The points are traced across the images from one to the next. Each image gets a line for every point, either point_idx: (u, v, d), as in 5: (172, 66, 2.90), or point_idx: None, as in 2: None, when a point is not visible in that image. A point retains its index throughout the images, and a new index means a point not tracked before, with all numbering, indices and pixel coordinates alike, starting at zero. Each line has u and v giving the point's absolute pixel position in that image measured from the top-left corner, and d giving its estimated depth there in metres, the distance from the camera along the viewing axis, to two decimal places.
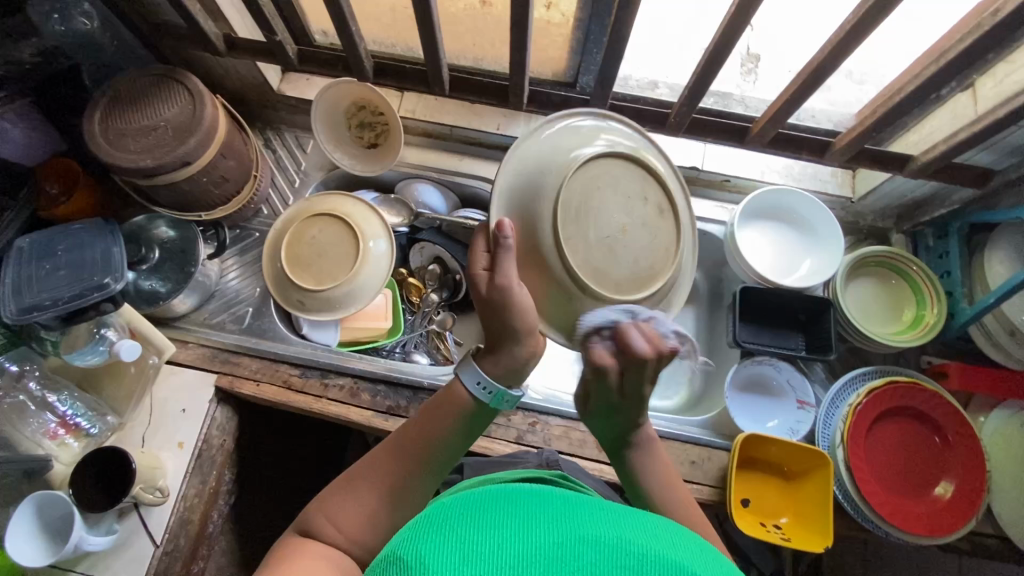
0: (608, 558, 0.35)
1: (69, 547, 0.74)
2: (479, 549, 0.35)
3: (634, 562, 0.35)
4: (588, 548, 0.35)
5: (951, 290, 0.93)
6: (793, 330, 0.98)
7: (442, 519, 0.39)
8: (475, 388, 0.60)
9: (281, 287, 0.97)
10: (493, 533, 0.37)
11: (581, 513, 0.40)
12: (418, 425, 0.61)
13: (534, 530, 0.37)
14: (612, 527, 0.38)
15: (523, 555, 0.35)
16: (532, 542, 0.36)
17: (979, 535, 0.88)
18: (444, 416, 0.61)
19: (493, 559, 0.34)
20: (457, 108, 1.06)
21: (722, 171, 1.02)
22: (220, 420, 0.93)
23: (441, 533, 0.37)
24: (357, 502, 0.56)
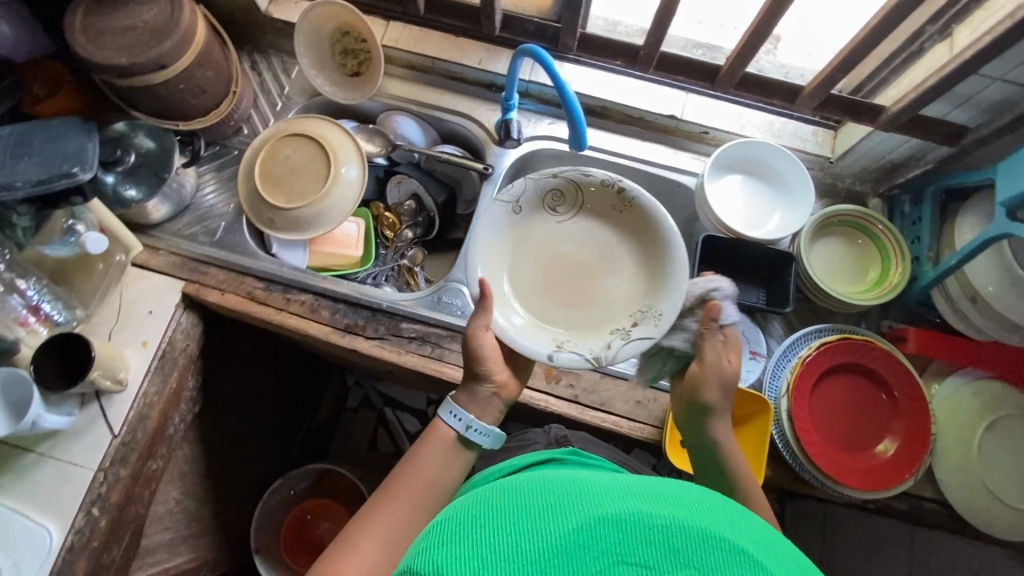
0: (631, 537, 0.38)
1: (26, 422, 0.78)
2: (499, 550, 0.38)
3: (659, 537, 0.38)
4: (610, 529, 0.39)
5: (918, 254, 0.92)
6: (756, 285, 0.98)
7: (461, 525, 0.41)
8: (453, 422, 0.72)
9: (253, 203, 0.99)
10: (511, 531, 0.40)
11: (596, 487, 0.43)
12: (409, 476, 0.68)
13: (550, 519, 0.40)
14: (626, 498, 0.41)
15: (545, 547, 0.38)
16: (553, 531, 0.39)
17: (920, 498, 0.89)
18: (428, 458, 0.70)
19: (522, 558, 0.38)
20: (441, 41, 1.06)
21: (700, 122, 1.02)
22: (185, 326, 0.96)
23: (458, 543, 0.39)
24: (356, 561, 0.60)
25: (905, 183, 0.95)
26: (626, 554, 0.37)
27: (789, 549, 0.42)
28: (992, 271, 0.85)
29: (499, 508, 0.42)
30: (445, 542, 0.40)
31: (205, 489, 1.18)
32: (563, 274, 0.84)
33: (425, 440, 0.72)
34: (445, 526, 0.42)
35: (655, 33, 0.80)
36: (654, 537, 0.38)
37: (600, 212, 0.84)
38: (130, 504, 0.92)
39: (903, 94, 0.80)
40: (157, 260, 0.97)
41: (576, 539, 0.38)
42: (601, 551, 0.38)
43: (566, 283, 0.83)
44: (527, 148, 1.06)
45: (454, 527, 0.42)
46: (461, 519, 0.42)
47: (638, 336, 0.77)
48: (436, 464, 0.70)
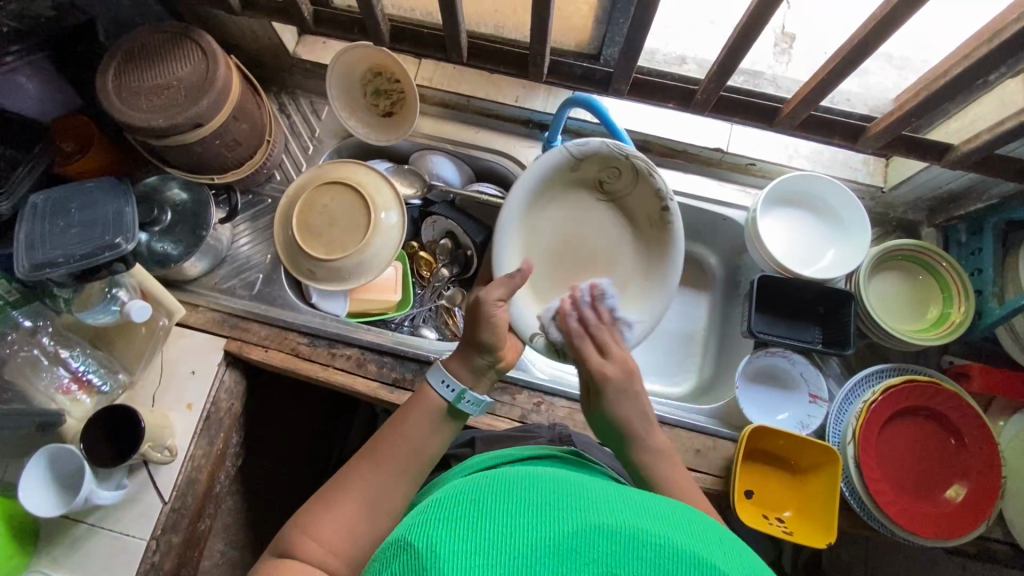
0: (624, 548, 0.37)
1: (80, 500, 0.76)
2: (488, 538, 0.38)
3: (651, 554, 0.37)
4: (601, 536, 0.37)
5: (981, 289, 0.89)
6: (811, 322, 0.95)
7: (459, 508, 0.41)
8: (439, 385, 0.69)
9: (292, 255, 0.96)
10: (504, 522, 0.39)
11: (597, 499, 0.42)
12: (393, 433, 0.66)
13: (546, 521, 0.39)
14: (625, 513, 0.40)
15: (534, 548, 0.37)
16: (547, 534, 0.38)
17: (988, 539, 0.86)
18: (414, 417, 0.67)
19: (509, 553, 0.37)
20: (475, 78, 1.03)
21: (747, 154, 0.99)
22: (228, 384, 0.94)
23: (450, 524, 0.39)
24: (335, 517, 0.59)
25: (965, 215, 0.92)
26: (617, 567, 0.36)
27: None
28: None
29: (499, 499, 0.42)
30: (441, 522, 0.39)
31: (247, 537, 1.16)
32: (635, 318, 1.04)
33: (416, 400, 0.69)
34: (441, 507, 0.42)
35: (715, 77, 0.77)
36: (646, 553, 0.37)
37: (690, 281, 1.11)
38: (183, 568, 0.91)
39: (974, 133, 0.77)
40: (196, 317, 0.94)
41: (569, 545, 0.37)
42: (593, 561, 0.36)
43: (570, 260, 0.88)
44: None
45: (451, 508, 0.42)
46: (461, 503, 0.42)
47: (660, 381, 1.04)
48: (423, 422, 0.67)
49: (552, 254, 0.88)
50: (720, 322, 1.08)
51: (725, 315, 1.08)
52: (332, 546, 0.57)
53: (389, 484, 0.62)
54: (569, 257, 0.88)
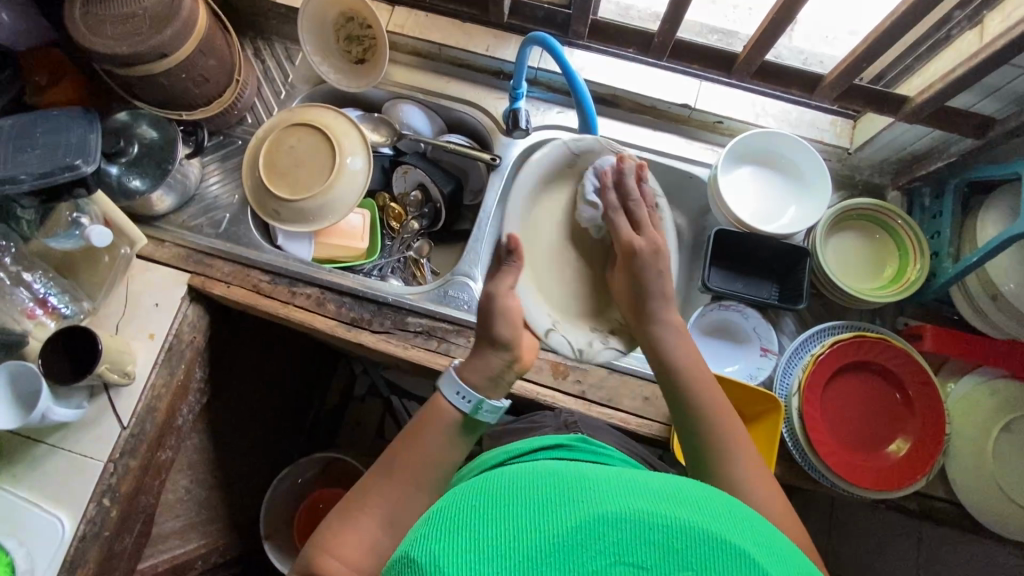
0: (634, 537, 0.36)
1: (36, 415, 0.79)
2: (494, 543, 0.36)
3: (661, 537, 0.36)
4: (610, 525, 0.36)
5: (938, 250, 0.89)
6: (768, 280, 0.96)
7: (458, 515, 0.38)
8: (453, 396, 0.68)
9: (258, 195, 0.98)
10: (509, 524, 0.36)
11: (598, 477, 0.40)
12: (402, 449, 0.66)
13: (549, 512, 0.37)
14: (629, 492, 0.38)
15: (542, 545, 0.35)
16: (553, 528, 0.36)
17: (931, 498, 0.87)
18: (422, 427, 0.67)
19: (519, 554, 0.35)
20: (447, 26, 1.04)
21: (714, 110, 0.99)
22: (191, 318, 0.96)
23: (451, 536, 0.36)
24: (355, 534, 0.60)
25: (927, 176, 0.91)
26: (626, 554, 0.35)
27: (782, 541, 0.41)
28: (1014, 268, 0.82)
29: (498, 495, 0.39)
30: (441, 531, 0.37)
31: (215, 477, 1.19)
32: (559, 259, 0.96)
33: (426, 413, 0.68)
34: (439, 512, 0.40)
35: (670, 19, 0.77)
36: (655, 537, 0.36)
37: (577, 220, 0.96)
38: (140, 494, 0.93)
39: (929, 84, 0.77)
40: (162, 252, 0.96)
41: (575, 536, 0.36)
42: (600, 551, 0.35)
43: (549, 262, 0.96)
44: (535, 138, 1.04)
45: (449, 515, 0.38)
46: (457, 505, 0.39)
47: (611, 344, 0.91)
48: (434, 434, 0.67)
49: (557, 242, 0.96)
50: (683, 283, 1.09)
51: (689, 276, 1.09)
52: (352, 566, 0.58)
53: (406, 503, 0.63)
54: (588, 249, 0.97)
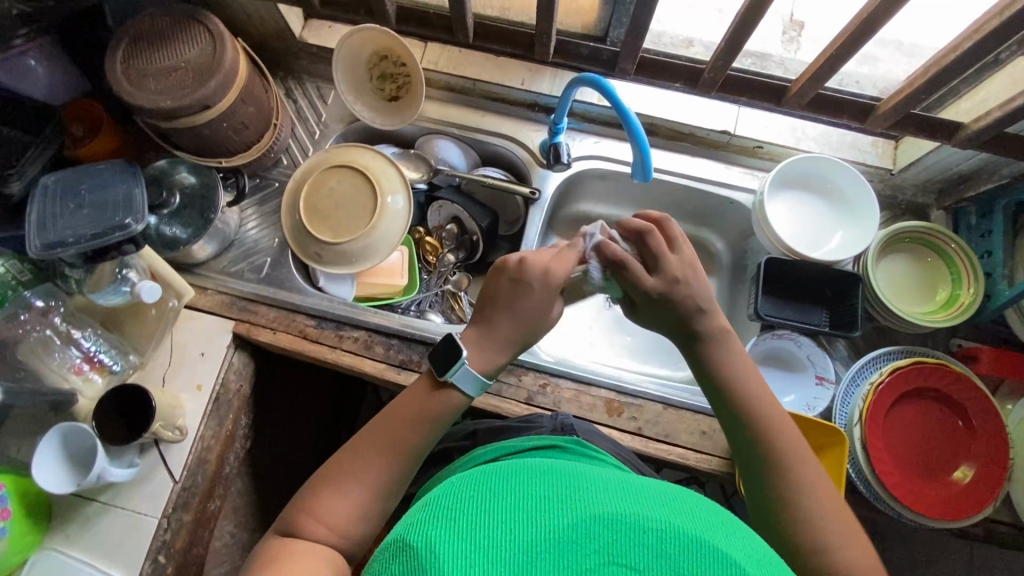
0: (626, 537, 0.40)
1: (92, 477, 0.78)
2: (488, 536, 0.40)
3: (648, 536, 0.40)
4: (603, 528, 0.41)
5: (991, 271, 0.89)
6: (818, 305, 0.95)
7: (454, 505, 0.43)
8: (469, 390, 0.66)
9: (298, 237, 0.97)
10: (503, 517, 0.42)
11: (593, 487, 0.46)
12: (393, 423, 0.64)
13: (548, 513, 0.42)
14: (622, 500, 0.44)
15: (534, 540, 0.40)
16: (547, 526, 0.41)
17: (995, 522, 0.86)
18: (418, 408, 0.64)
19: (513, 546, 0.40)
20: (482, 62, 1.03)
21: (755, 136, 0.98)
22: (237, 366, 0.95)
23: (449, 522, 0.41)
24: (339, 502, 0.59)
25: (976, 196, 0.91)
26: (619, 555, 0.40)
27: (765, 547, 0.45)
28: None
29: (499, 492, 0.44)
30: (441, 519, 0.42)
31: (257, 520, 1.18)
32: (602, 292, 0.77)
33: (426, 397, 0.65)
34: (442, 502, 0.44)
35: (722, 56, 0.77)
36: (648, 539, 0.40)
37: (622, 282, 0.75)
38: (193, 547, 0.92)
39: (984, 111, 0.77)
40: (206, 300, 0.95)
41: (572, 534, 0.40)
42: (593, 550, 0.40)
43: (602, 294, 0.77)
44: (574, 170, 1.04)
45: (445, 505, 0.44)
46: (452, 498, 0.44)
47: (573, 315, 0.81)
48: (432, 418, 0.64)
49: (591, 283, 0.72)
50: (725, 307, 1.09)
51: (732, 300, 1.08)
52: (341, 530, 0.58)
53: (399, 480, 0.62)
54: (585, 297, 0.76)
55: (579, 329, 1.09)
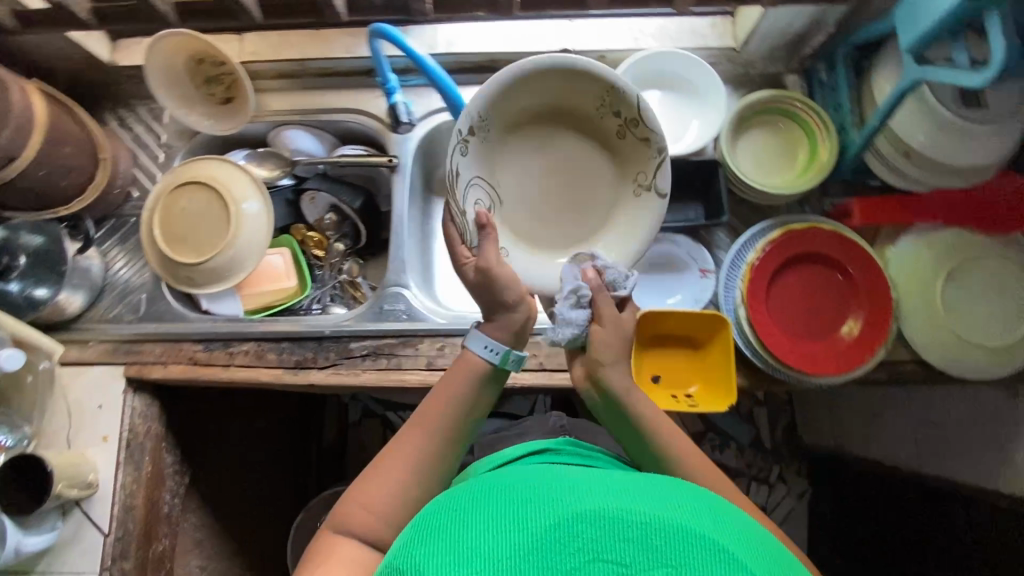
0: (609, 533, 0.40)
1: (8, 552, 0.80)
2: (477, 548, 0.41)
3: (635, 532, 0.40)
4: (586, 525, 0.41)
5: (840, 122, 0.89)
6: (692, 199, 0.94)
7: (451, 521, 0.44)
8: (484, 352, 0.69)
9: (165, 266, 0.95)
10: (491, 528, 0.42)
11: (583, 487, 0.45)
12: (439, 403, 0.67)
13: (531, 518, 0.42)
14: (610, 496, 0.43)
15: (523, 546, 0.40)
16: (533, 531, 0.41)
17: (897, 363, 0.87)
18: (462, 394, 0.68)
19: (501, 555, 0.40)
20: (303, 39, 1.01)
21: (594, 47, 0.97)
22: (141, 408, 0.94)
23: (442, 538, 0.42)
24: (381, 486, 0.61)
25: (816, 51, 0.90)
26: (602, 551, 0.40)
27: (759, 537, 0.44)
28: (919, 120, 0.81)
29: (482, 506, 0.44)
30: (432, 538, 0.43)
31: (229, 547, 1.19)
32: (550, 190, 0.79)
33: (458, 372, 0.69)
34: (437, 518, 0.45)
35: None
36: (631, 533, 0.40)
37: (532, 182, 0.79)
38: None
39: None
40: (89, 352, 0.94)
41: (556, 536, 0.41)
42: (576, 548, 0.40)
43: (557, 200, 0.79)
44: (425, 128, 1.01)
45: (441, 522, 0.44)
46: (450, 514, 0.45)
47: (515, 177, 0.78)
48: (469, 398, 0.69)
49: (542, 194, 0.79)
50: None
51: None
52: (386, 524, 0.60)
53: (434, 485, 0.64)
54: (558, 198, 0.79)
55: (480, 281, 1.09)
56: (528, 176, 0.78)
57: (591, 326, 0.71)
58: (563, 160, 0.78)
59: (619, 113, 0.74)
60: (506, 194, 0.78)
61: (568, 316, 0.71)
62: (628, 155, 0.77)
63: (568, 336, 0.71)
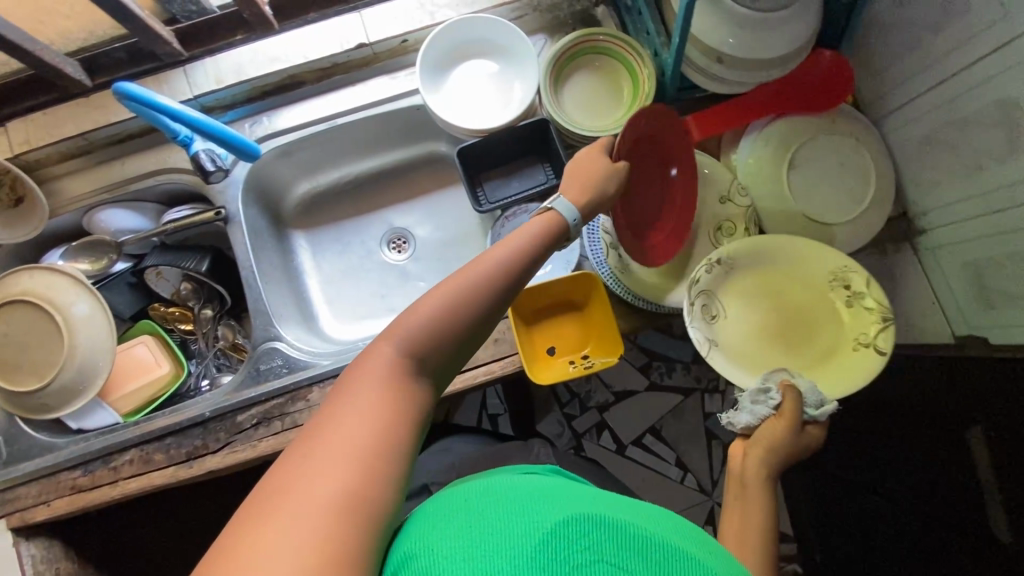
0: (613, 538, 0.44)
1: None
2: (488, 534, 0.43)
3: (634, 542, 0.44)
4: (593, 525, 0.44)
5: (652, 43, 0.86)
6: (537, 161, 0.92)
7: (460, 509, 0.46)
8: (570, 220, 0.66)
9: (10, 399, 0.86)
10: (500, 517, 0.45)
11: (585, 496, 0.49)
12: (475, 271, 0.56)
13: (537, 512, 0.45)
14: (612, 507, 0.47)
15: (533, 540, 0.43)
16: (542, 524, 0.44)
17: None
18: (508, 258, 0.58)
19: (512, 548, 0.42)
20: (77, 112, 0.91)
21: (390, 34, 0.91)
22: (43, 554, 0.86)
23: (453, 523, 0.45)
24: (375, 366, 0.49)
25: None
26: (604, 554, 0.43)
27: (725, 556, 0.48)
28: (717, 23, 0.81)
29: (492, 500, 0.47)
30: (440, 523, 0.45)
31: None
32: (780, 317, 0.79)
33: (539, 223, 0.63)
34: (445, 504, 0.48)
35: None
36: (633, 543, 0.44)
37: (775, 300, 0.79)
38: None
39: None
40: None
41: (563, 532, 0.43)
42: (580, 547, 0.43)
43: (782, 330, 0.78)
44: (245, 168, 0.94)
45: (450, 510, 0.47)
46: (455, 501, 0.48)
47: (786, 332, 0.78)
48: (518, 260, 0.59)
49: (755, 321, 0.79)
50: None
51: None
52: (406, 398, 0.49)
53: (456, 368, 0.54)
54: (771, 312, 0.79)
55: (371, 300, 1.04)
56: (750, 297, 0.79)
57: (772, 417, 0.67)
58: (788, 304, 0.79)
59: (849, 285, 0.77)
60: (724, 311, 0.79)
61: (749, 403, 0.68)
62: (850, 321, 0.77)
63: (745, 423, 0.68)
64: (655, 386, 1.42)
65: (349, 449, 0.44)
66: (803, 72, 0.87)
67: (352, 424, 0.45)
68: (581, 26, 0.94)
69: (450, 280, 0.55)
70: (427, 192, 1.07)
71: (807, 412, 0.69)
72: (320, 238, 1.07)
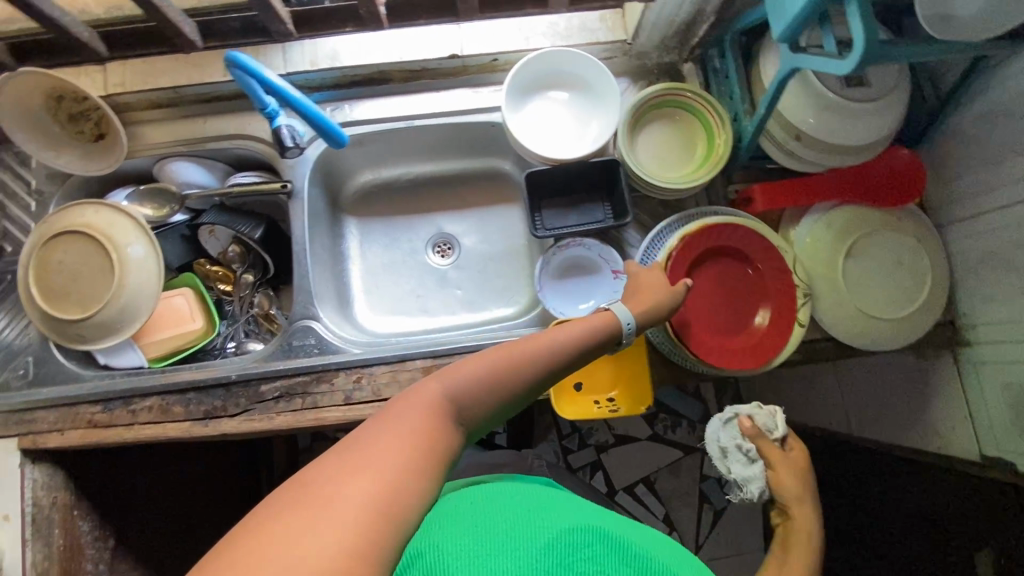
0: (610, 549, 0.48)
1: None
2: (497, 541, 0.47)
3: (629, 554, 0.48)
4: (593, 536, 0.48)
5: (735, 109, 0.88)
6: (599, 199, 0.94)
7: (469, 517, 0.50)
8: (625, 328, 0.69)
9: (49, 323, 0.88)
10: (506, 526, 0.48)
11: (580, 510, 0.53)
12: (537, 340, 0.60)
13: (540, 523, 0.49)
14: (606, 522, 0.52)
15: (539, 549, 0.46)
16: (546, 535, 0.48)
17: (811, 341, 0.89)
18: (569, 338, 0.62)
19: (518, 555, 0.46)
20: (174, 65, 0.95)
21: (484, 50, 0.94)
22: (44, 480, 0.87)
23: (463, 531, 0.48)
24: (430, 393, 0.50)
25: (702, 41, 0.88)
26: (604, 563, 0.47)
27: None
28: (804, 103, 0.82)
29: (496, 512, 0.50)
30: (451, 530, 0.48)
31: None
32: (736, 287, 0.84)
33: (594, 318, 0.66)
34: (453, 515, 0.51)
35: None
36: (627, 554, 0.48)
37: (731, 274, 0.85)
38: None
39: None
40: None
41: (566, 543, 0.47)
42: (583, 558, 0.47)
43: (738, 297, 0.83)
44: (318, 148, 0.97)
45: (458, 518, 0.50)
46: (463, 511, 0.51)
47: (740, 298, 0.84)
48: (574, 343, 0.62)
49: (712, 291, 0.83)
50: None
51: None
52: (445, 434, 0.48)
53: (491, 413, 0.56)
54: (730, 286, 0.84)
55: (406, 299, 1.05)
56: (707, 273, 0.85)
57: (771, 470, 0.72)
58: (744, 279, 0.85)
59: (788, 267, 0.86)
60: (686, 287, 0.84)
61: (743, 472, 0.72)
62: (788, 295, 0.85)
63: (759, 490, 0.71)
64: (659, 438, 1.41)
65: (392, 458, 0.43)
66: (876, 164, 0.88)
67: (394, 439, 0.44)
68: (665, 78, 0.96)
69: (506, 346, 0.58)
70: (481, 205, 1.09)
71: (778, 437, 0.73)
72: (369, 228, 1.09)
